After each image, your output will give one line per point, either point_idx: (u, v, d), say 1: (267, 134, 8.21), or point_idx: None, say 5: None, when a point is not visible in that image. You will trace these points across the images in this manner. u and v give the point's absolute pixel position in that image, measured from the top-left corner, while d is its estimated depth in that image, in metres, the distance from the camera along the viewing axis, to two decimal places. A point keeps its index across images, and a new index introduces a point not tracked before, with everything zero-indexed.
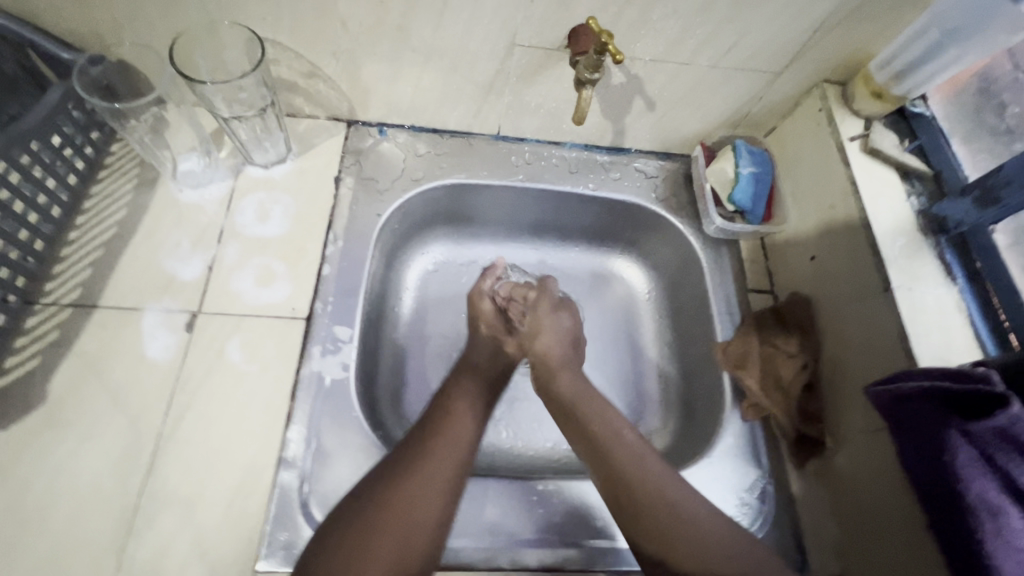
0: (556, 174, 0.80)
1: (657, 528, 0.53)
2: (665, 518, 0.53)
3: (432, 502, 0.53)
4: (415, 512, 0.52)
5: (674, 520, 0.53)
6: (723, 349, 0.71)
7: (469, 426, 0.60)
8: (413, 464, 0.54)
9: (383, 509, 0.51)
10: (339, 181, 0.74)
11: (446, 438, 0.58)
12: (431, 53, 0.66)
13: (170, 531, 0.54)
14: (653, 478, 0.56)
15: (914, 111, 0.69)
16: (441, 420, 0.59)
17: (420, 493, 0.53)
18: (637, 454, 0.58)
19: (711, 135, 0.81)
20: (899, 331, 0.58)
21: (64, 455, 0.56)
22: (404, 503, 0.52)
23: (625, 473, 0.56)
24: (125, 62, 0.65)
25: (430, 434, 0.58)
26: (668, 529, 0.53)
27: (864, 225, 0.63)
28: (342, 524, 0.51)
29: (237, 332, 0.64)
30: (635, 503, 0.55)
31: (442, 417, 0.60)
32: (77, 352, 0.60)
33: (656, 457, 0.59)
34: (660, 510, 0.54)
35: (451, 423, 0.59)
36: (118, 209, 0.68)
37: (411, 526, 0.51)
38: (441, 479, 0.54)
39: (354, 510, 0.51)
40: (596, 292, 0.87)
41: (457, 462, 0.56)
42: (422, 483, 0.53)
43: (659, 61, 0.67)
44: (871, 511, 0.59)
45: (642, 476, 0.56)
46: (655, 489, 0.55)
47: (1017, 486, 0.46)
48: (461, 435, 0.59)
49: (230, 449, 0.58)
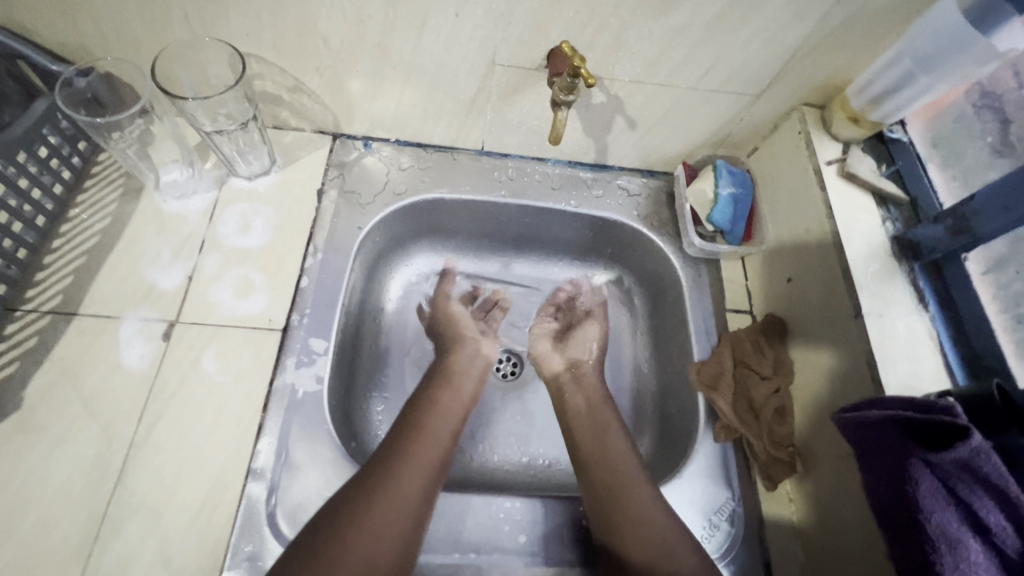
0: (539, 191, 0.81)
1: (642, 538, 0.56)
2: (650, 533, 0.56)
3: (399, 522, 0.52)
4: (382, 532, 0.51)
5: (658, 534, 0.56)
6: (698, 369, 0.71)
7: (444, 444, 0.60)
8: (382, 482, 0.54)
9: (351, 528, 0.50)
10: (321, 194, 0.75)
11: (417, 455, 0.57)
12: (412, 71, 0.67)
13: (137, 540, 0.55)
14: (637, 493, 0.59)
15: (892, 136, 0.69)
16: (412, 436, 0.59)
17: (385, 512, 0.52)
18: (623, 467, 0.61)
19: (693, 154, 0.82)
20: (868, 357, 0.58)
21: (36, 461, 0.57)
22: (371, 523, 0.51)
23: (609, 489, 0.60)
24: (112, 74, 0.65)
25: (401, 450, 0.57)
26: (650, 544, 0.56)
27: (837, 250, 0.64)
28: (308, 544, 0.50)
29: (213, 342, 0.64)
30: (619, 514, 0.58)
31: (412, 433, 0.60)
32: (54, 359, 0.61)
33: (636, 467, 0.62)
34: (642, 525, 0.57)
35: (421, 440, 0.59)
36: (102, 218, 0.69)
37: (376, 549, 0.50)
38: (411, 496, 0.54)
39: (319, 531, 0.50)
40: None
41: (426, 481, 0.56)
42: (389, 503, 0.53)
43: (638, 82, 0.68)
44: (839, 539, 0.59)
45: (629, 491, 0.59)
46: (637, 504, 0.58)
47: (979, 520, 0.47)
48: (432, 451, 0.59)
49: (200, 459, 0.59)
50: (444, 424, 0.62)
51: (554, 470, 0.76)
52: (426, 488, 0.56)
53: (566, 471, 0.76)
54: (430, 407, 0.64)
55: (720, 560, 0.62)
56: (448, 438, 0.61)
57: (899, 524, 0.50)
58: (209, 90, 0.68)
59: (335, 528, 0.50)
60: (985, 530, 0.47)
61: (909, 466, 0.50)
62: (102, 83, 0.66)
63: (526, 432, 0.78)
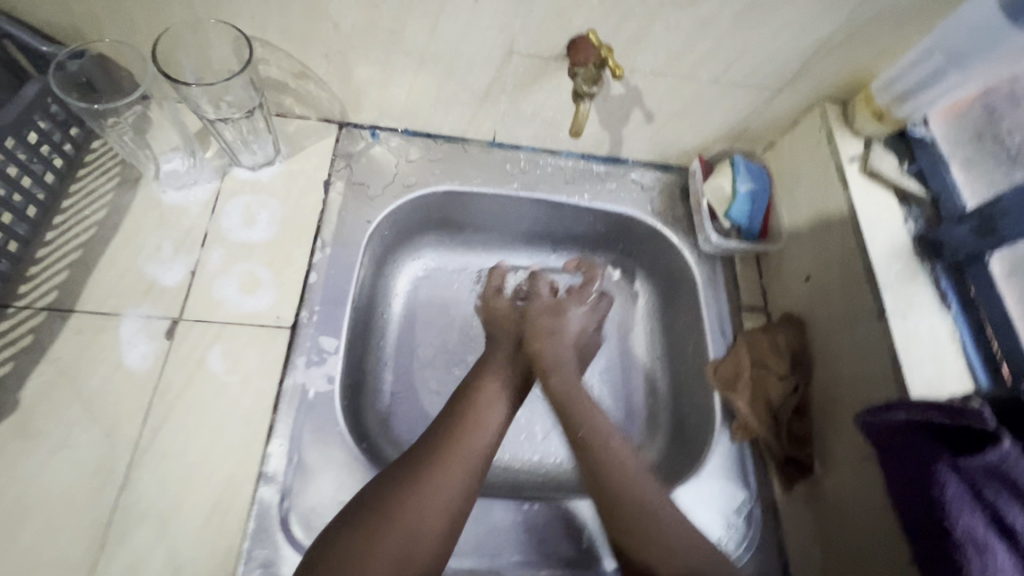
0: (552, 184, 0.79)
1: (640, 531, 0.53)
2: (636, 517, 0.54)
3: (437, 515, 0.52)
4: (420, 532, 0.51)
5: (655, 523, 0.53)
6: (715, 368, 0.70)
7: (488, 435, 0.59)
8: (416, 481, 0.53)
9: (381, 529, 0.50)
10: (328, 185, 0.72)
11: (458, 450, 0.56)
12: (426, 58, 0.64)
13: (145, 548, 0.53)
14: (639, 483, 0.56)
15: (914, 134, 0.68)
16: (451, 431, 0.58)
17: (424, 506, 0.52)
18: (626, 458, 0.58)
19: (709, 148, 0.80)
20: (892, 358, 0.57)
21: (35, 467, 0.54)
22: (399, 524, 0.50)
23: (616, 479, 0.56)
24: (106, 56, 0.61)
25: (439, 446, 0.56)
26: (645, 533, 0.53)
27: (860, 249, 0.63)
28: (342, 537, 0.49)
29: (218, 340, 0.62)
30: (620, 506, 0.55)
31: (452, 426, 0.58)
32: (51, 359, 0.58)
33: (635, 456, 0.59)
34: (644, 514, 0.54)
35: (464, 434, 0.57)
36: (98, 209, 0.65)
37: (410, 549, 0.50)
38: (450, 492, 0.53)
39: (342, 535, 0.49)
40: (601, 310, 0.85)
41: (470, 471, 0.55)
42: (425, 501, 0.52)
43: (659, 73, 0.66)
44: (859, 539, 0.59)
45: (631, 483, 0.56)
46: (640, 495, 0.55)
47: (1006, 525, 0.46)
48: (476, 444, 0.57)
49: (209, 463, 0.57)
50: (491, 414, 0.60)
51: (567, 468, 0.75)
52: (468, 483, 0.55)
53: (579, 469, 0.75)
54: (473, 398, 0.61)
55: (738, 560, 0.62)
56: (492, 428, 0.60)
57: (924, 526, 0.49)
58: (212, 77, 0.65)
59: (360, 529, 0.50)
60: (1011, 535, 0.46)
61: (935, 469, 0.49)
62: (95, 65, 0.62)
63: (539, 430, 0.77)
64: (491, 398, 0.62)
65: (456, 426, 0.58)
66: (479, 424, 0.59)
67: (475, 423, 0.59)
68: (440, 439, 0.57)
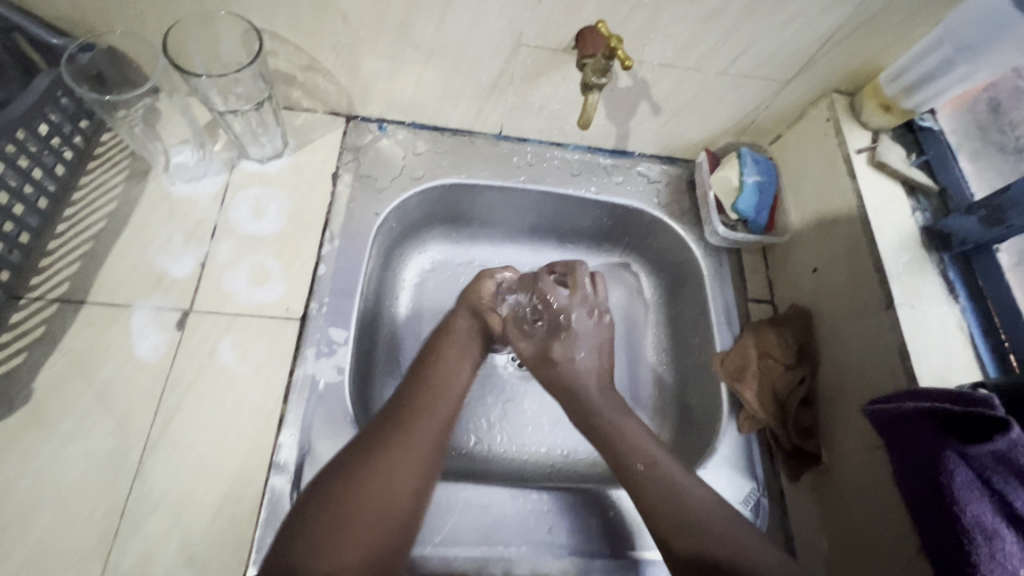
0: (558, 177, 0.79)
1: (660, 506, 0.54)
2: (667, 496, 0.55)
3: (404, 478, 0.52)
4: (393, 487, 0.52)
5: (688, 511, 0.53)
6: (722, 360, 0.70)
7: (451, 401, 0.60)
8: (386, 440, 0.54)
9: (357, 485, 0.50)
10: (336, 178, 0.73)
11: (422, 411, 0.57)
12: (435, 51, 0.65)
13: (158, 536, 0.53)
14: (669, 472, 0.56)
15: (923, 125, 0.69)
16: (416, 395, 0.59)
17: (390, 469, 0.52)
18: (628, 432, 0.61)
19: (716, 141, 0.81)
20: (901, 348, 0.57)
21: (49, 457, 0.55)
22: (372, 480, 0.51)
23: (623, 451, 0.59)
24: (116, 48, 0.61)
25: (405, 408, 0.57)
26: (673, 519, 0.53)
27: (868, 240, 0.63)
28: (313, 504, 0.49)
29: (229, 332, 0.62)
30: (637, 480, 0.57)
31: (417, 392, 0.59)
32: (63, 350, 0.59)
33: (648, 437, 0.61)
34: (669, 502, 0.54)
35: (428, 398, 0.59)
36: (108, 202, 0.66)
37: (386, 503, 0.51)
38: (418, 449, 0.54)
39: (320, 495, 0.50)
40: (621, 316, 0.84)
41: (434, 437, 0.56)
42: (395, 457, 0.53)
43: (667, 65, 0.66)
44: (867, 528, 0.59)
45: (647, 463, 0.57)
46: (651, 474, 0.56)
47: (1015, 511, 0.46)
48: (439, 408, 0.58)
49: (221, 453, 0.57)
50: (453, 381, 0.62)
51: (574, 460, 0.75)
52: (436, 442, 0.56)
53: (586, 460, 0.75)
54: (433, 373, 0.62)
55: None
56: (455, 394, 0.61)
57: (934, 515, 0.50)
58: (220, 68, 0.65)
59: (336, 486, 0.50)
60: (1020, 521, 0.46)
61: (943, 457, 0.49)
62: (106, 58, 0.62)
63: (546, 422, 0.77)
64: (451, 367, 0.63)
65: (419, 391, 0.59)
66: (441, 390, 0.60)
67: (438, 389, 0.60)
68: (405, 402, 0.58)
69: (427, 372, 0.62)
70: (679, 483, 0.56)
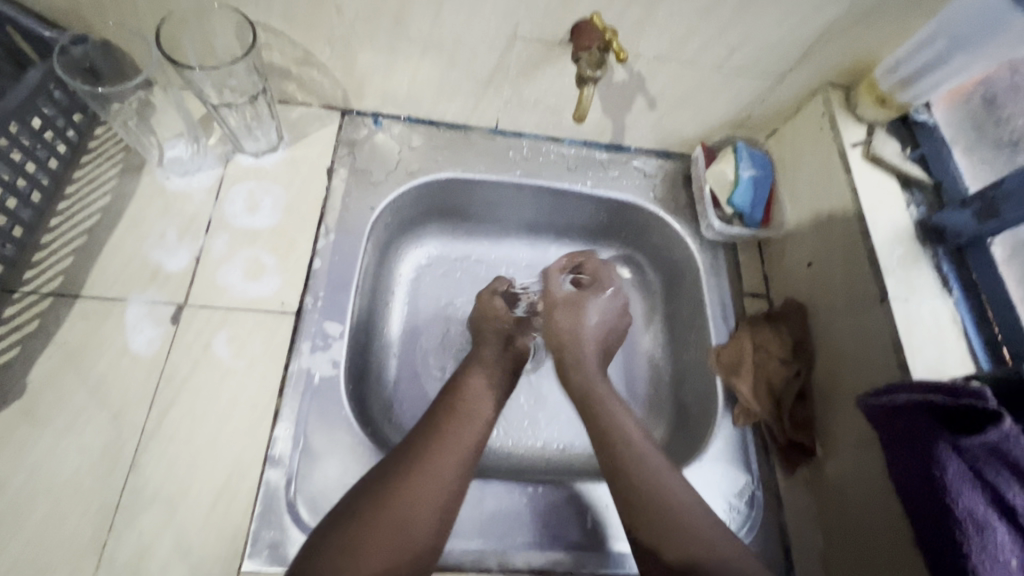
0: (554, 171, 0.79)
1: (644, 508, 0.54)
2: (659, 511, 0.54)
3: (428, 510, 0.52)
4: (415, 516, 0.52)
5: (673, 513, 0.53)
6: (717, 353, 0.71)
7: (478, 428, 0.60)
8: (412, 468, 0.54)
9: (381, 512, 0.50)
10: (331, 172, 0.72)
11: (450, 439, 0.57)
12: (430, 44, 0.64)
13: (153, 530, 0.53)
14: (658, 474, 0.56)
15: (918, 119, 0.69)
16: (443, 421, 0.59)
17: (416, 500, 0.52)
18: (632, 438, 0.59)
19: (712, 135, 0.80)
20: (895, 342, 0.58)
21: (44, 450, 0.55)
22: (395, 507, 0.51)
23: (622, 458, 0.58)
24: (109, 41, 0.62)
25: (431, 435, 0.57)
26: (659, 526, 0.53)
27: (863, 234, 0.63)
28: (338, 531, 0.49)
29: (224, 326, 0.62)
30: (623, 483, 0.56)
31: (445, 419, 0.59)
32: (57, 343, 0.59)
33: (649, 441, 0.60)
34: (659, 506, 0.54)
35: (455, 425, 0.59)
36: (102, 195, 0.66)
37: (409, 535, 0.51)
38: (442, 478, 0.54)
39: (342, 518, 0.50)
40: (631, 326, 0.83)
41: (461, 467, 0.56)
42: (420, 487, 0.53)
43: (662, 59, 0.66)
44: (860, 519, 0.59)
45: (639, 465, 0.57)
46: (642, 475, 0.56)
47: (1006, 503, 0.47)
48: (464, 435, 0.58)
49: (216, 447, 0.57)
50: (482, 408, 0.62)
51: (570, 454, 0.76)
52: (460, 471, 0.56)
53: (582, 454, 0.76)
54: (461, 398, 0.62)
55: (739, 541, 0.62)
56: (481, 420, 0.61)
57: (925, 508, 0.50)
58: (215, 63, 0.64)
59: (359, 511, 0.50)
60: (1011, 512, 0.46)
61: (937, 449, 0.49)
62: (98, 50, 0.62)
63: (542, 416, 0.77)
64: (479, 393, 0.63)
65: (446, 418, 0.59)
66: (469, 417, 0.60)
67: (466, 416, 0.60)
68: (433, 429, 0.58)
69: (454, 398, 0.62)
70: (665, 485, 0.55)
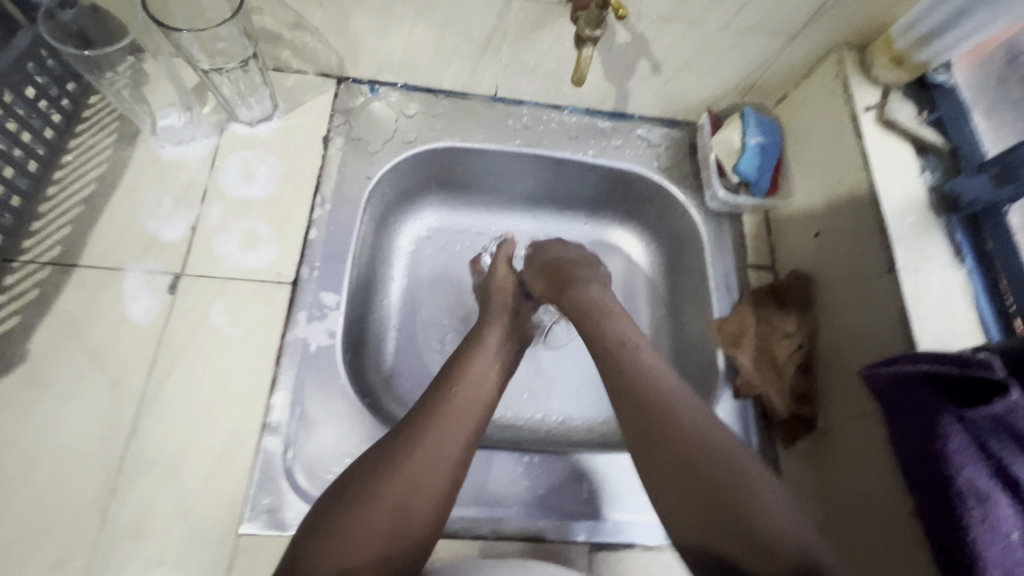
0: (555, 140, 0.77)
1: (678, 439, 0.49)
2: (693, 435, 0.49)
3: (427, 491, 0.50)
4: (415, 497, 0.50)
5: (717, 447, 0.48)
6: (719, 325, 0.69)
7: (479, 410, 0.58)
8: (407, 448, 0.52)
9: (375, 494, 0.49)
10: (327, 141, 0.71)
11: (449, 419, 0.55)
12: (424, 6, 0.62)
13: (154, 492, 0.54)
14: (708, 427, 0.50)
15: (936, 81, 0.65)
16: (442, 406, 0.56)
17: (410, 479, 0.50)
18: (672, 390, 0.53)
19: (718, 102, 0.78)
20: (901, 313, 0.56)
21: (46, 414, 0.56)
22: (390, 494, 0.49)
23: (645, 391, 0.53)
24: (99, 6, 0.61)
25: (429, 414, 0.55)
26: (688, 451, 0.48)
27: (872, 201, 0.61)
28: (331, 509, 0.48)
29: (220, 295, 0.62)
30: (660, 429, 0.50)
31: (443, 400, 0.56)
32: (56, 312, 0.59)
33: (688, 394, 0.53)
34: (691, 439, 0.49)
35: (455, 403, 0.56)
36: (97, 165, 0.65)
37: (405, 517, 0.49)
38: (441, 456, 0.52)
39: (336, 502, 0.49)
40: (628, 304, 0.82)
41: (459, 447, 0.54)
42: (419, 467, 0.51)
43: (667, 19, 0.63)
44: (857, 493, 0.59)
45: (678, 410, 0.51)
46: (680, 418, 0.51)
47: (1011, 475, 0.45)
48: (466, 420, 0.56)
49: (214, 414, 0.58)
50: (482, 388, 0.59)
51: (568, 426, 0.75)
52: (460, 452, 0.54)
53: (580, 427, 0.76)
54: (459, 376, 0.59)
55: None
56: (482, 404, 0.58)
57: (926, 487, 0.49)
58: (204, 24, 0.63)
59: (357, 492, 0.49)
60: (1015, 484, 0.45)
61: (941, 423, 0.48)
62: (89, 16, 0.61)
63: (541, 388, 0.77)
64: (477, 379, 0.60)
65: (445, 398, 0.57)
66: (471, 396, 0.58)
67: (467, 398, 0.57)
68: (429, 409, 0.56)
69: (455, 381, 0.59)
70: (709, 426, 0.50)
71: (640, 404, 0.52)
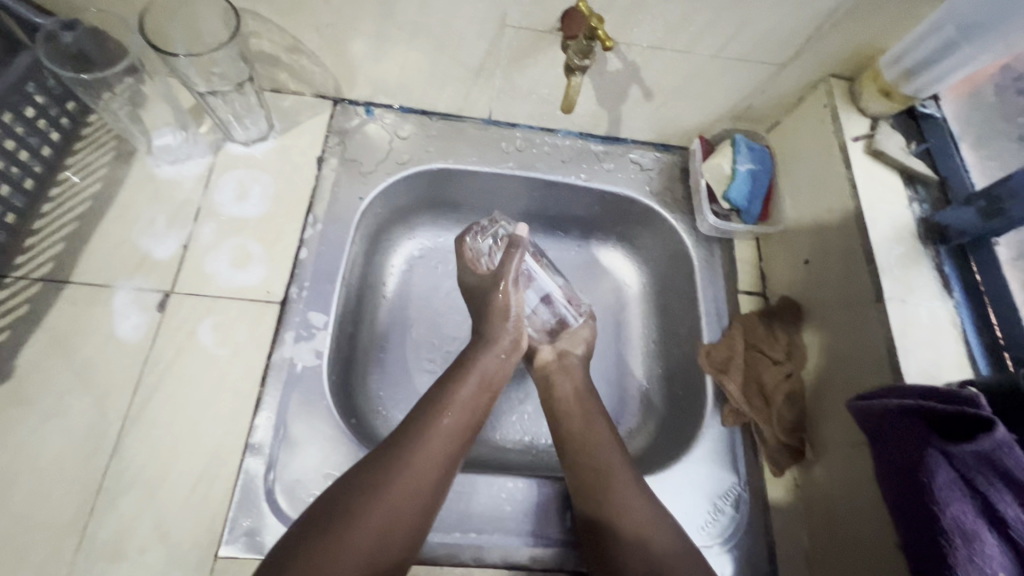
0: (548, 163, 0.77)
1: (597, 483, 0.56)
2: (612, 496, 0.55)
3: (404, 517, 0.50)
4: (390, 526, 0.49)
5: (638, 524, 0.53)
6: (707, 351, 0.69)
7: (458, 433, 0.56)
8: (385, 473, 0.51)
9: (351, 521, 0.48)
10: (321, 162, 0.72)
11: (427, 444, 0.54)
12: (419, 32, 0.63)
13: (133, 512, 0.54)
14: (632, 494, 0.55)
15: (925, 112, 0.66)
16: (421, 430, 0.54)
17: (388, 506, 0.49)
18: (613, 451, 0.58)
19: (711, 128, 0.78)
20: (888, 346, 0.55)
21: (29, 431, 0.56)
22: (369, 521, 0.48)
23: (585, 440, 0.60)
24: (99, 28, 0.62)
25: (409, 437, 0.53)
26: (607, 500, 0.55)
27: (860, 231, 0.61)
28: (308, 533, 0.47)
29: (209, 314, 0.62)
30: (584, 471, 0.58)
31: (423, 424, 0.55)
32: (45, 328, 0.59)
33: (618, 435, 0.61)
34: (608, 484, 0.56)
35: (432, 425, 0.55)
36: (93, 183, 0.66)
37: (381, 544, 0.48)
38: (416, 487, 0.51)
39: (312, 526, 0.48)
40: (617, 322, 0.82)
41: (438, 471, 0.53)
42: (398, 493, 0.50)
43: (657, 48, 0.64)
44: (842, 526, 0.58)
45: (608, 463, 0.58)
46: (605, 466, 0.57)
47: (997, 513, 0.44)
48: (443, 443, 0.54)
49: (197, 434, 0.58)
50: (462, 409, 0.58)
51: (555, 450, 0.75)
52: (437, 476, 0.53)
53: None
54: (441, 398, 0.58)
55: (724, 543, 0.61)
56: (463, 428, 0.57)
57: (912, 519, 0.48)
58: (201, 48, 0.64)
59: (334, 518, 0.48)
60: (1000, 522, 0.44)
61: (927, 456, 0.47)
62: (90, 39, 0.63)
63: (530, 411, 0.77)
64: (460, 402, 0.58)
65: (425, 421, 0.55)
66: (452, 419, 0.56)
67: (447, 422, 0.56)
68: (406, 435, 0.54)
69: (436, 402, 0.57)
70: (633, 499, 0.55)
71: (588, 462, 0.58)
